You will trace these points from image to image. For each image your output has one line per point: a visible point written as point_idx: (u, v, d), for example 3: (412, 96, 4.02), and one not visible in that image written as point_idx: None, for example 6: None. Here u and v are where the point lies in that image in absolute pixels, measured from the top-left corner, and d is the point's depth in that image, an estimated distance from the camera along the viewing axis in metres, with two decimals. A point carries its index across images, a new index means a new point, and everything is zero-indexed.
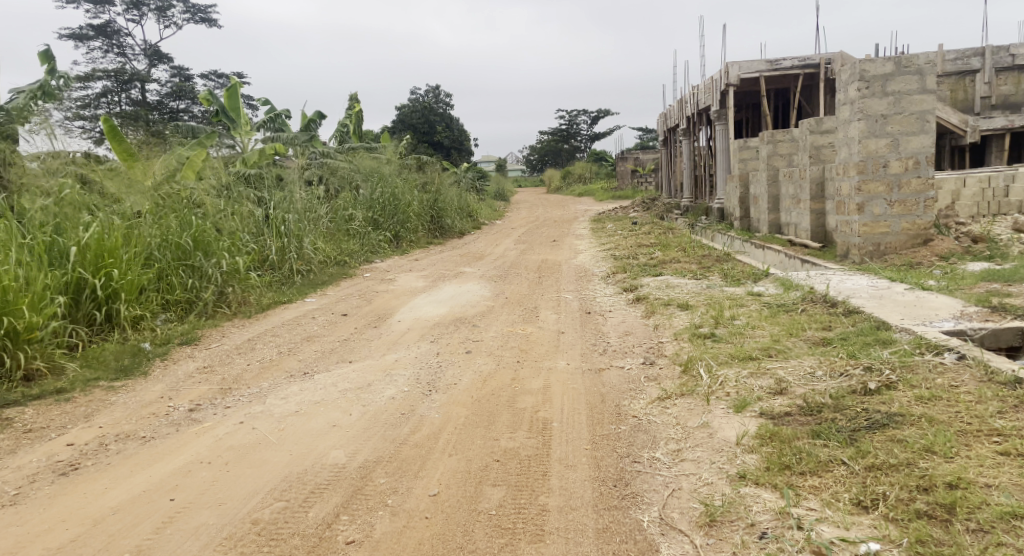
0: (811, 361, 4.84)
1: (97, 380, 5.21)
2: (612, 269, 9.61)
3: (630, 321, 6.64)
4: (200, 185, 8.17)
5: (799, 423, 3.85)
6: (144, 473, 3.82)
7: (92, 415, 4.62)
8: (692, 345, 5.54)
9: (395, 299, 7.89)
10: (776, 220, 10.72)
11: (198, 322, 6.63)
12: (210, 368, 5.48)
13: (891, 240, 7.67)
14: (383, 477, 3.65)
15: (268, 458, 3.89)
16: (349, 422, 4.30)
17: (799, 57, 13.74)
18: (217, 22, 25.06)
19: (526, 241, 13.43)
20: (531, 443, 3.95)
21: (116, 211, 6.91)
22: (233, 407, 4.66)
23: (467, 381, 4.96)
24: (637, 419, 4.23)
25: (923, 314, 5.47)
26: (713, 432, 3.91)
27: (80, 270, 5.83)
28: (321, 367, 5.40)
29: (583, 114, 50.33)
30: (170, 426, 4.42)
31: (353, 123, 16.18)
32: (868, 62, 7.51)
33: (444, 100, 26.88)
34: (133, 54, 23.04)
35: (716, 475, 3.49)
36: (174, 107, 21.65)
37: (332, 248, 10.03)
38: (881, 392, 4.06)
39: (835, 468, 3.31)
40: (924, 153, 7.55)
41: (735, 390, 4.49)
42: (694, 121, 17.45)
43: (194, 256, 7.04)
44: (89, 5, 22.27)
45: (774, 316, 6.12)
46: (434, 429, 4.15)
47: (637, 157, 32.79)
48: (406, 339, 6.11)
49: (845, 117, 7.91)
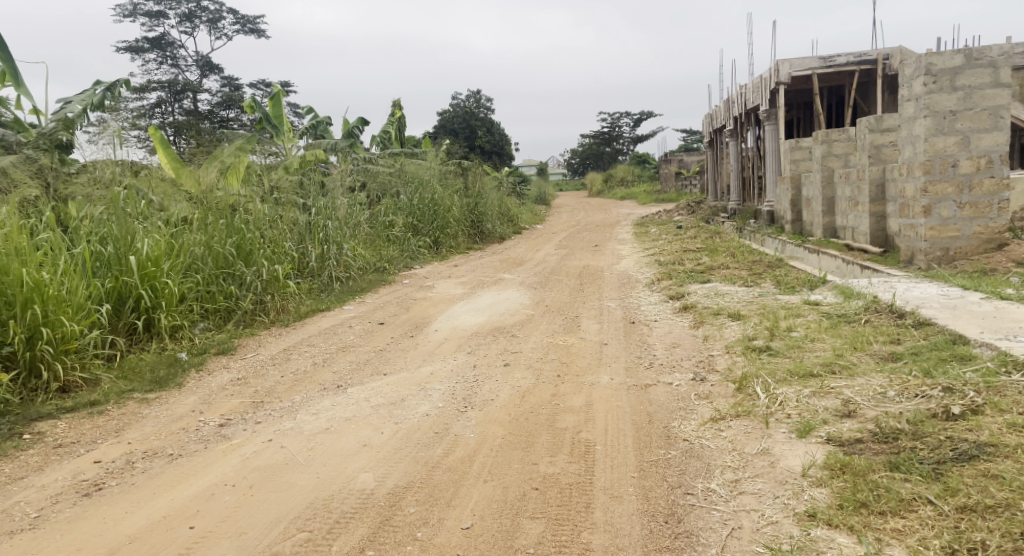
0: (880, 379, 4.40)
1: (132, 391, 5.01)
2: (658, 275, 9.19)
3: (677, 331, 6.25)
4: (246, 193, 8.01)
5: (874, 452, 3.45)
6: (166, 495, 3.56)
7: (122, 430, 4.39)
8: (746, 360, 5.13)
9: (433, 307, 7.62)
10: (831, 223, 10.17)
11: (235, 332, 6.41)
12: (244, 380, 5.25)
13: (961, 244, 7.12)
14: (413, 507, 3.35)
15: (294, 482, 3.61)
16: (380, 441, 4.01)
17: (855, 53, 13.11)
18: (266, 33, 25.24)
19: (568, 247, 13.04)
20: (573, 469, 3.62)
21: (161, 218, 6.74)
22: (263, 422, 4.40)
23: (504, 397, 4.64)
24: (688, 444, 3.87)
25: (1005, 327, 4.98)
26: (776, 461, 3.53)
27: (124, 276, 5.67)
28: (354, 380, 5.13)
29: (627, 116, 49.66)
30: (198, 443, 4.17)
31: (395, 128, 16.02)
32: (935, 55, 7.01)
33: (486, 104, 26.73)
34: (186, 65, 23.31)
35: (782, 513, 3.11)
36: (224, 116, 21.82)
37: (371, 254, 9.82)
38: (966, 418, 3.63)
39: (920, 508, 2.92)
40: (997, 152, 7.00)
41: (797, 412, 4.08)
42: (742, 121, 16.88)
43: (235, 264, 6.85)
44: (145, 18, 22.61)
45: (835, 328, 5.68)
46: (469, 451, 3.85)
47: (681, 160, 32.02)
48: (442, 350, 5.83)
49: (909, 114, 7.38)
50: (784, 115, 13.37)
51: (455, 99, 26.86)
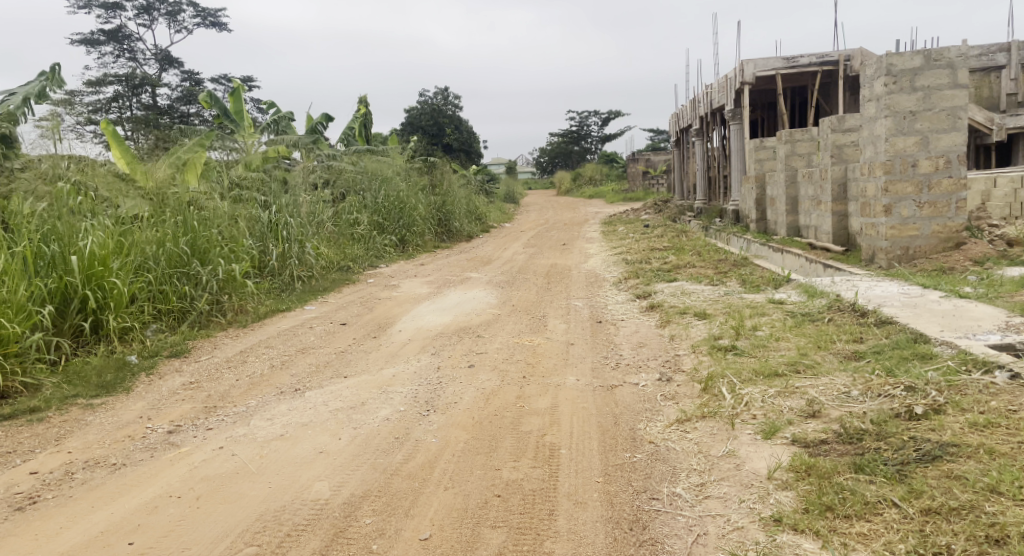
0: (844, 378, 4.39)
1: (76, 397, 4.81)
2: (625, 274, 9.16)
3: (643, 331, 6.21)
4: (204, 190, 7.78)
5: (839, 454, 3.43)
6: (105, 509, 3.40)
7: (63, 438, 4.20)
8: (712, 359, 5.10)
9: (398, 307, 7.49)
10: (794, 222, 10.24)
11: (190, 333, 6.22)
12: (196, 384, 5.08)
13: (921, 243, 7.19)
14: (369, 517, 3.24)
15: (245, 492, 3.47)
16: (337, 448, 3.88)
17: (817, 53, 13.21)
18: (227, 27, 24.78)
19: (535, 246, 12.96)
20: (536, 475, 3.54)
21: (111, 216, 6.51)
22: (215, 429, 4.24)
23: (468, 399, 4.55)
24: (654, 447, 3.81)
25: (964, 325, 5.01)
26: (741, 463, 3.49)
27: (68, 276, 5.44)
28: (313, 383, 5.00)
29: (594, 116, 49.75)
30: (144, 451, 4.00)
31: (360, 124, 15.79)
32: (895, 56, 7.05)
33: (454, 101, 26.58)
34: (144, 59, 22.77)
35: (747, 518, 3.07)
36: (184, 111, 21.37)
37: (335, 252, 9.65)
38: (929, 418, 3.63)
39: (885, 511, 2.90)
40: (955, 152, 7.07)
41: (762, 412, 4.05)
42: (707, 121, 16.96)
43: (190, 263, 6.63)
44: (100, 11, 22.02)
45: (800, 326, 5.68)
46: (429, 457, 3.75)
47: (649, 158, 32.01)
48: (406, 351, 5.72)
49: (871, 114, 7.44)
50: (748, 115, 13.45)
51: (422, 96, 26.66)
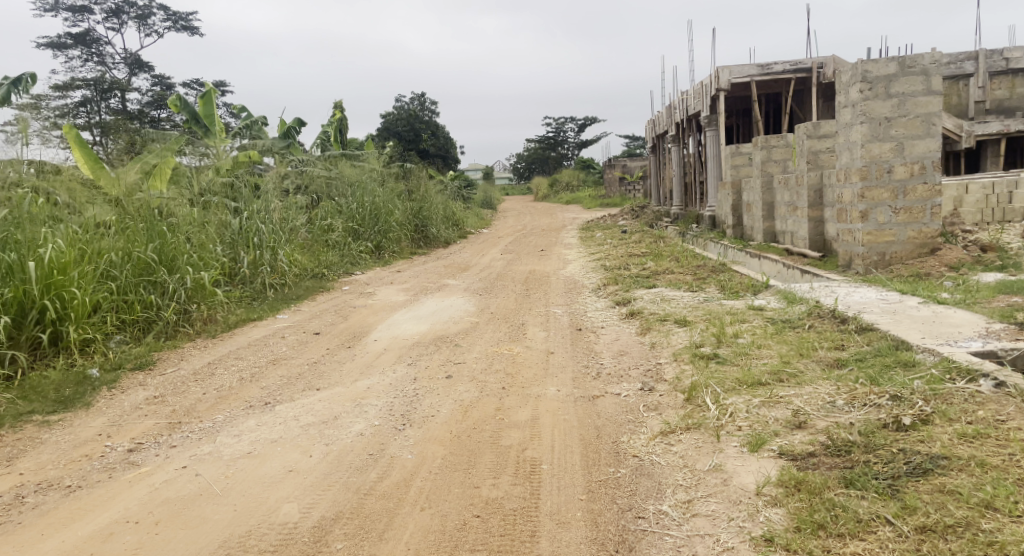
0: (828, 387, 4.31)
1: (31, 413, 4.59)
2: (603, 280, 9.07)
3: (624, 339, 6.10)
4: (172, 196, 7.55)
5: (828, 467, 3.33)
6: (57, 537, 3.21)
7: (15, 459, 3.99)
8: (694, 368, 5.00)
9: (374, 315, 7.34)
10: (771, 228, 10.20)
11: (156, 344, 6.00)
12: (160, 399, 4.88)
13: (897, 249, 7.16)
14: (340, 542, 3.09)
15: (208, 516, 3.29)
16: (308, 466, 3.72)
17: (791, 61, 13.26)
18: (199, 31, 24.44)
19: (513, 252, 12.83)
20: (516, 493, 3.40)
21: (76, 224, 6.31)
22: (179, 447, 4.06)
23: (445, 412, 4.40)
24: (638, 461, 3.70)
25: (945, 332, 4.96)
26: (729, 478, 3.38)
27: (25, 285, 5.22)
28: (284, 396, 4.82)
29: (571, 122, 49.83)
30: (102, 472, 3.80)
31: (335, 129, 15.58)
32: (870, 62, 7.03)
33: (430, 107, 26.42)
34: (114, 63, 22.36)
35: (737, 537, 2.96)
36: (155, 116, 21.00)
37: (309, 260, 9.44)
38: (916, 428, 3.55)
39: (878, 529, 2.82)
40: (930, 158, 7.06)
41: (748, 424, 3.95)
42: (683, 127, 16.96)
43: (157, 271, 6.39)
44: (68, 13, 21.59)
45: (781, 334, 5.60)
46: (405, 474, 3.60)
47: (625, 164, 32.25)
48: (382, 362, 5.56)
49: (847, 120, 7.41)
50: (724, 121, 13.44)
51: (398, 101, 26.47)
